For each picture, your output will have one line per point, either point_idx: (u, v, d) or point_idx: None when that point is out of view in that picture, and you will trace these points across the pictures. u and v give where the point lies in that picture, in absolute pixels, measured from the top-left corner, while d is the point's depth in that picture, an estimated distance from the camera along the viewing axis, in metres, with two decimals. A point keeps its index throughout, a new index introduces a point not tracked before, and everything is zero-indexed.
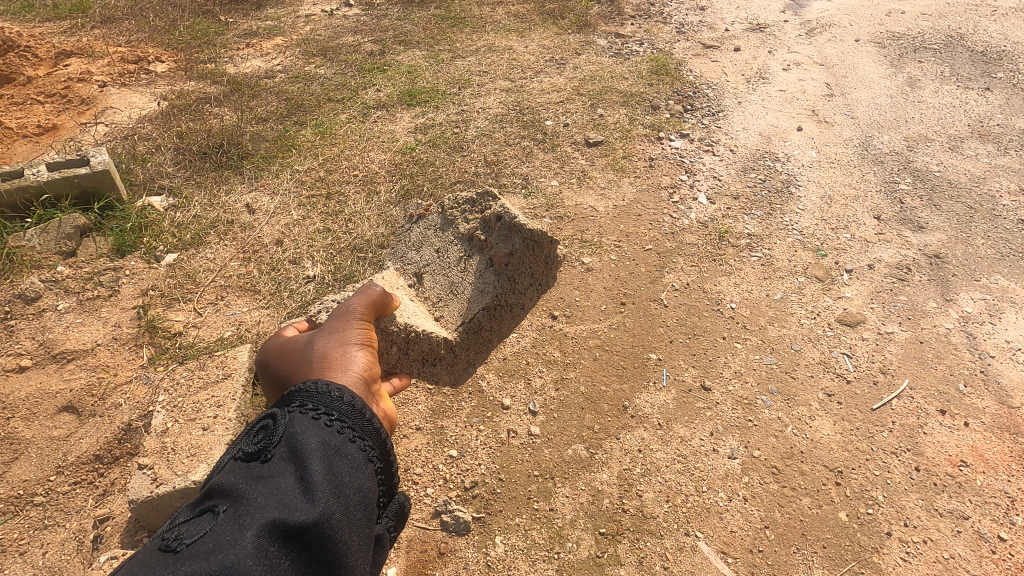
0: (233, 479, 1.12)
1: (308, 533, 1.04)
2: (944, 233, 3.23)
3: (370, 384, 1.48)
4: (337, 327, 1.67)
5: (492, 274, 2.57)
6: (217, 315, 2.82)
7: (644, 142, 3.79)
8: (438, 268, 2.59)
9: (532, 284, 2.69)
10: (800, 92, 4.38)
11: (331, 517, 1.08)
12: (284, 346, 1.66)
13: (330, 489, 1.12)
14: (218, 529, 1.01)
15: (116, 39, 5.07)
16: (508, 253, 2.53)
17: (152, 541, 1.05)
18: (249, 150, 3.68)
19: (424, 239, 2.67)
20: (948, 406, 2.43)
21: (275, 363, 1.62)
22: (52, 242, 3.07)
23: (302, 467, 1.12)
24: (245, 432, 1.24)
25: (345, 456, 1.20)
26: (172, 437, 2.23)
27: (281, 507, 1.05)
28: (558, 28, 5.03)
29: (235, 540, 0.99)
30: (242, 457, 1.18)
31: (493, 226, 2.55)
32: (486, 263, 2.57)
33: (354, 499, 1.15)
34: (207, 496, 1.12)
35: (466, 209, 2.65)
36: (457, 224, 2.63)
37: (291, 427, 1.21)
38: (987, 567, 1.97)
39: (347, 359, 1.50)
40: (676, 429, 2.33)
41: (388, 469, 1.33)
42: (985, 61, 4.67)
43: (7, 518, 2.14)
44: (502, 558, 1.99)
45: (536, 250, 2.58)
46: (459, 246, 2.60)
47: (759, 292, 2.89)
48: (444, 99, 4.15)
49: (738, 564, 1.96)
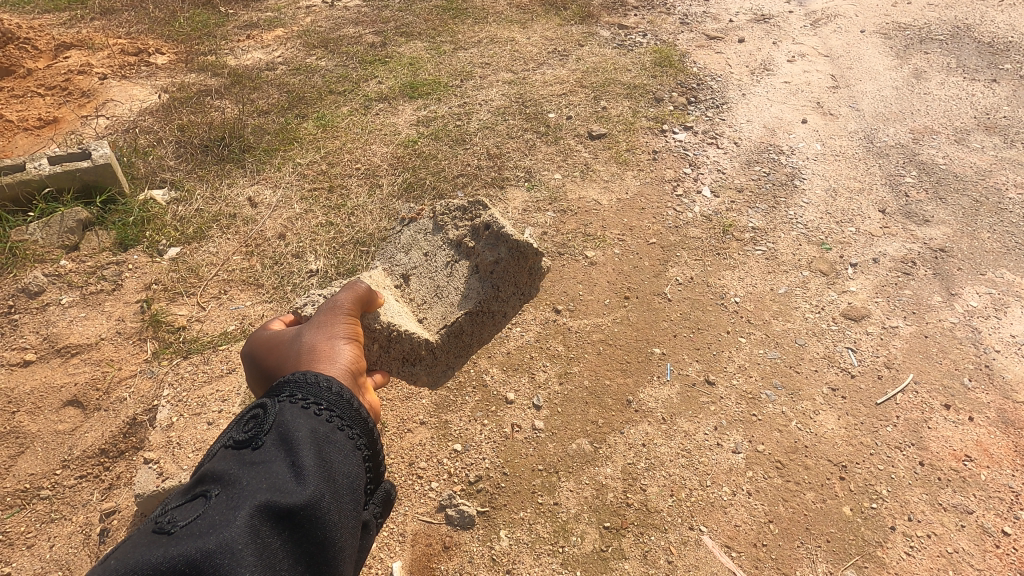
0: (224, 465, 1.12)
1: (299, 514, 1.05)
2: (949, 226, 3.22)
3: (357, 376, 1.49)
4: (324, 321, 1.66)
5: (477, 281, 2.39)
6: (220, 309, 2.81)
7: (648, 135, 3.77)
8: (424, 271, 2.50)
9: (516, 292, 2.47)
10: (805, 84, 4.34)
11: (321, 500, 1.09)
12: (272, 339, 1.65)
13: (320, 474, 1.12)
14: (211, 512, 1.01)
15: (116, 30, 5.03)
16: (494, 261, 2.37)
17: (144, 525, 1.05)
18: (251, 143, 3.66)
19: (413, 243, 2.62)
20: (952, 400, 2.43)
21: (262, 356, 1.61)
22: (54, 235, 3.06)
23: (292, 453, 1.12)
24: (235, 422, 1.24)
25: (334, 443, 1.21)
26: (178, 432, 2.27)
27: (273, 490, 1.05)
28: (560, 20, 5.00)
29: (228, 521, 0.99)
30: (232, 444, 1.18)
31: (480, 233, 2.42)
32: (472, 270, 2.42)
33: (344, 484, 1.16)
34: (198, 482, 1.11)
35: (456, 216, 2.55)
36: (446, 229, 2.55)
37: (281, 415, 1.21)
38: (991, 562, 1.97)
39: (335, 352, 1.50)
40: (680, 423, 2.33)
41: (375, 457, 1.34)
42: (991, 53, 4.63)
43: (15, 511, 2.16)
44: (507, 552, 2.00)
45: (523, 259, 2.41)
46: (447, 251, 2.51)
47: (764, 286, 2.89)
48: (446, 91, 4.12)
49: (743, 558, 1.97)
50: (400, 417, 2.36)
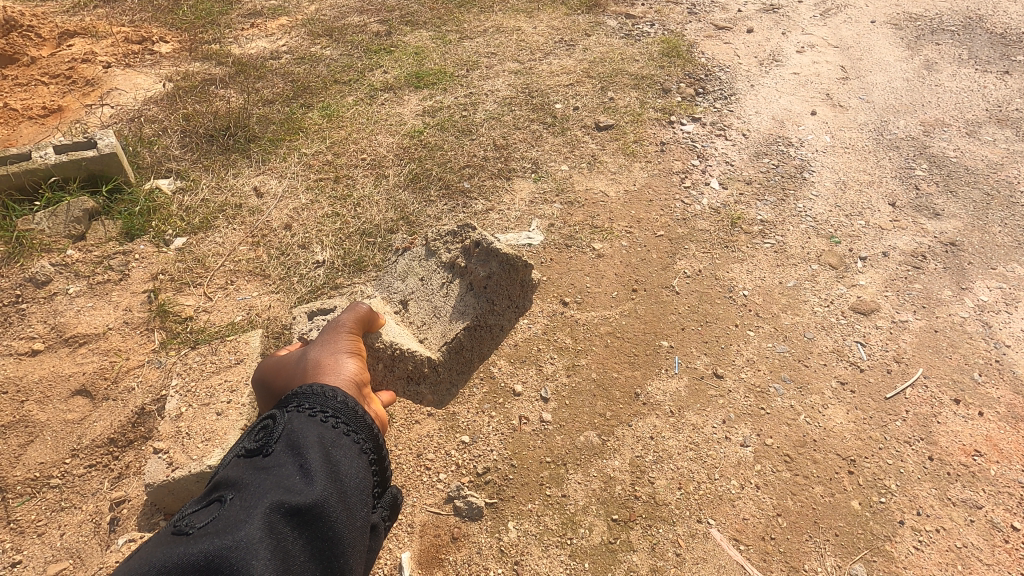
0: (237, 473, 1.13)
1: (309, 513, 1.05)
2: (960, 220, 3.19)
3: (362, 386, 1.48)
4: (328, 339, 1.68)
5: (472, 298, 2.37)
6: (227, 299, 2.81)
7: (656, 126, 3.74)
8: (423, 295, 2.49)
9: (511, 306, 2.40)
10: (814, 75, 4.30)
11: (330, 500, 1.09)
12: (279, 361, 1.67)
13: (329, 476, 1.12)
14: (227, 513, 1.03)
15: (119, 18, 4.98)
16: (486, 276, 2.33)
17: (164, 531, 1.06)
18: (256, 133, 3.64)
19: (409, 270, 2.61)
20: (962, 395, 2.42)
21: (271, 377, 1.63)
22: (60, 225, 3.05)
23: (302, 456, 1.13)
24: (246, 433, 1.25)
25: (341, 447, 1.21)
26: (187, 422, 2.20)
27: (285, 491, 1.06)
28: (567, 9, 4.95)
29: (243, 520, 0.99)
30: (244, 453, 1.19)
31: (472, 251, 2.40)
32: (467, 287, 2.40)
33: (352, 485, 1.16)
34: (214, 489, 1.13)
35: (448, 240, 2.54)
36: (439, 254, 2.54)
37: (290, 424, 1.22)
38: (1000, 557, 1.97)
39: (339, 364, 1.51)
40: (687, 416, 2.33)
41: (382, 462, 1.33)
42: (1005, 44, 4.57)
43: (25, 500, 2.17)
44: (514, 544, 2.00)
45: (515, 272, 2.34)
46: (442, 273, 2.49)
47: (772, 279, 2.87)
48: (452, 81, 4.09)
49: (751, 552, 1.97)
50: (409, 409, 2.36)
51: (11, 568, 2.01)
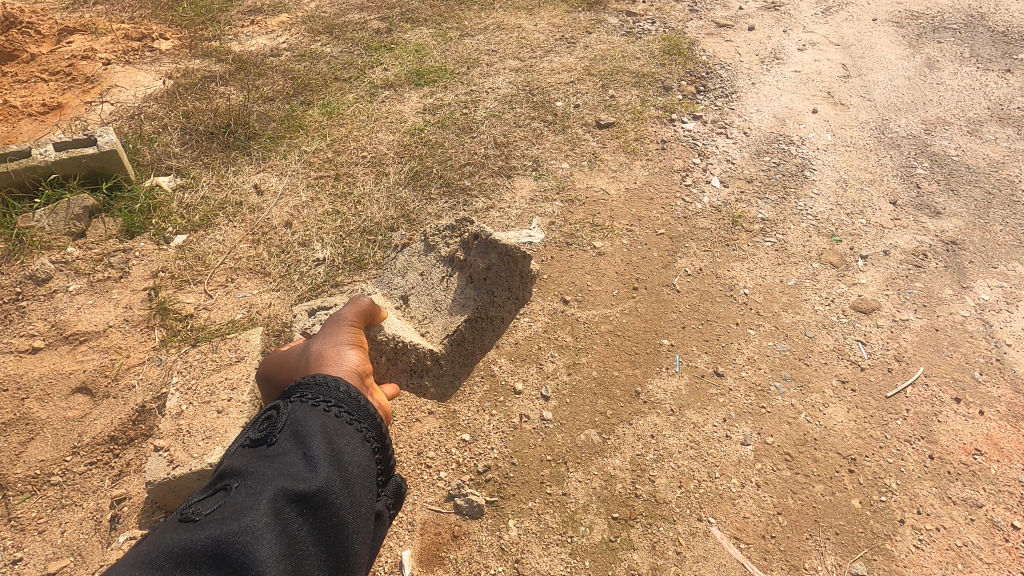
0: (242, 462, 1.13)
1: (314, 500, 1.05)
2: (961, 219, 3.19)
3: (364, 378, 1.48)
4: (329, 333, 1.67)
5: (472, 291, 2.43)
6: (228, 297, 2.81)
7: (656, 124, 3.73)
8: (423, 290, 2.49)
9: (510, 298, 2.47)
10: (815, 73, 4.29)
11: (333, 486, 1.09)
12: (281, 355, 1.66)
13: (332, 464, 1.12)
14: (233, 500, 1.03)
15: (119, 15, 4.97)
16: (485, 268, 2.40)
17: (170, 519, 1.06)
18: (257, 131, 3.64)
19: (409, 266, 2.58)
20: (962, 394, 2.42)
21: (274, 370, 1.62)
22: (61, 223, 3.04)
23: (305, 444, 1.13)
24: (251, 425, 1.25)
25: (345, 436, 1.21)
26: (187, 420, 2.20)
27: (290, 478, 1.06)
28: (568, 6, 4.93)
29: (249, 507, 1.00)
30: (248, 443, 1.20)
31: (470, 245, 2.44)
32: (466, 280, 2.45)
33: (356, 472, 1.16)
34: (220, 478, 1.13)
35: (447, 234, 2.54)
36: (438, 248, 2.54)
37: (293, 414, 1.22)
38: (1000, 555, 1.98)
39: (341, 356, 1.50)
40: (688, 415, 2.33)
41: (386, 452, 1.33)
42: (1006, 42, 4.56)
43: (25, 497, 2.17)
44: (515, 542, 2.00)
45: (514, 263, 2.40)
46: (442, 267, 2.50)
47: (773, 278, 2.87)
48: (453, 79, 4.09)
49: (751, 550, 1.97)
50: (409, 407, 2.34)
51: (11, 565, 2.01)
